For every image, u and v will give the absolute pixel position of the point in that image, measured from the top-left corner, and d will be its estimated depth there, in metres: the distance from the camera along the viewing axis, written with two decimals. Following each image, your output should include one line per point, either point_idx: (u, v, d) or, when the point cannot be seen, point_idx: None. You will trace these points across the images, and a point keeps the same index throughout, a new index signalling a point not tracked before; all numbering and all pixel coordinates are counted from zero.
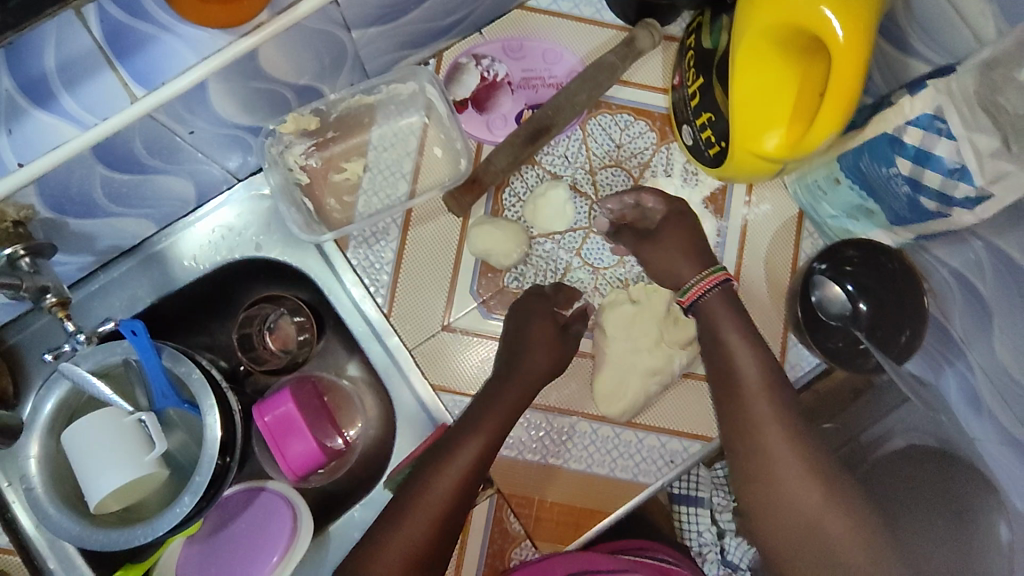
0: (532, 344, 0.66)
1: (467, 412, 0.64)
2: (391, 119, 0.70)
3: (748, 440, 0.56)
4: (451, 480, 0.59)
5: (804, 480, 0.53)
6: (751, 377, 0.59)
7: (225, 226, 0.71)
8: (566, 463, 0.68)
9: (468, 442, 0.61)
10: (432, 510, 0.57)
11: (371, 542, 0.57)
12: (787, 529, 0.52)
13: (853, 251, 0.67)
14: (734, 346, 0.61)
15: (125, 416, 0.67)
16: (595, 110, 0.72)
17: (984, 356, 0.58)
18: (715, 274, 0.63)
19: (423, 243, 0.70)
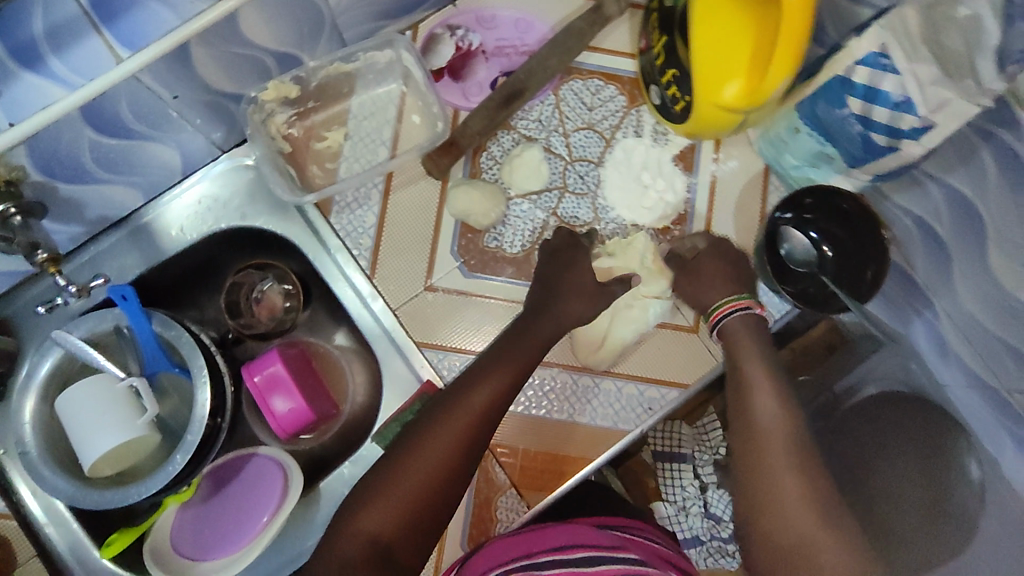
0: (558, 289, 0.67)
1: (496, 347, 0.65)
2: (370, 89, 0.73)
3: (754, 461, 0.58)
4: (476, 406, 0.60)
5: (805, 506, 0.55)
6: (765, 399, 0.60)
7: (210, 196, 0.73)
8: (588, 420, 0.71)
9: (495, 372, 0.62)
10: (454, 430, 0.58)
11: (392, 460, 0.58)
12: (781, 549, 0.54)
13: (810, 198, 0.70)
14: (747, 353, 0.64)
15: (117, 383, 0.68)
16: (567, 76, 0.75)
17: (949, 301, 0.72)
18: (741, 302, 0.66)
19: (404, 206, 0.72)
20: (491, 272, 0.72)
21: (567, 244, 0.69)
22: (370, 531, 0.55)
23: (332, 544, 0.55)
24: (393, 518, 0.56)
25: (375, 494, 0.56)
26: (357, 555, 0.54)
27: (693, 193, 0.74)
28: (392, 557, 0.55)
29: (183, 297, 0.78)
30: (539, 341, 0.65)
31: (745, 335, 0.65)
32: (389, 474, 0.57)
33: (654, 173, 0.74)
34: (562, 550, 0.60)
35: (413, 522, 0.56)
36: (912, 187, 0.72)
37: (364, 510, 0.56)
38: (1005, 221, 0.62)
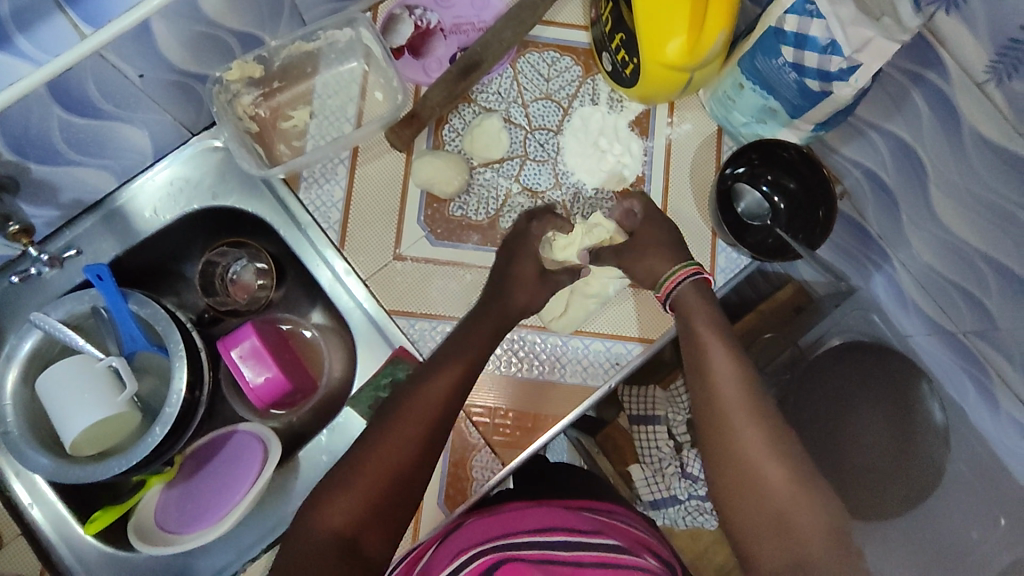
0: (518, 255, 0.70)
1: (449, 343, 0.64)
2: (333, 69, 0.75)
3: (726, 445, 0.56)
4: (433, 396, 0.59)
5: (781, 484, 0.54)
6: (727, 377, 0.58)
7: (182, 178, 0.75)
8: (562, 378, 0.73)
9: (451, 363, 0.61)
10: (414, 422, 0.57)
11: (355, 455, 0.56)
12: (762, 529, 0.53)
13: (755, 153, 0.73)
14: (704, 332, 0.61)
15: (97, 362, 0.70)
16: (523, 50, 0.78)
17: (907, 256, 0.76)
18: (687, 269, 0.65)
19: (370, 179, 0.75)
20: (457, 240, 0.75)
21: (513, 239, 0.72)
22: (337, 523, 0.53)
23: (299, 542, 0.53)
24: (360, 510, 0.53)
25: (340, 487, 0.54)
26: (325, 548, 0.52)
27: (650, 156, 0.77)
28: (362, 549, 0.53)
29: (162, 281, 0.80)
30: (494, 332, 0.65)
31: (697, 298, 0.64)
32: (353, 468, 0.55)
33: (610, 138, 0.77)
34: (541, 531, 0.57)
35: (381, 514, 0.54)
36: (855, 137, 0.74)
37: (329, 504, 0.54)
38: (941, 161, 0.65)
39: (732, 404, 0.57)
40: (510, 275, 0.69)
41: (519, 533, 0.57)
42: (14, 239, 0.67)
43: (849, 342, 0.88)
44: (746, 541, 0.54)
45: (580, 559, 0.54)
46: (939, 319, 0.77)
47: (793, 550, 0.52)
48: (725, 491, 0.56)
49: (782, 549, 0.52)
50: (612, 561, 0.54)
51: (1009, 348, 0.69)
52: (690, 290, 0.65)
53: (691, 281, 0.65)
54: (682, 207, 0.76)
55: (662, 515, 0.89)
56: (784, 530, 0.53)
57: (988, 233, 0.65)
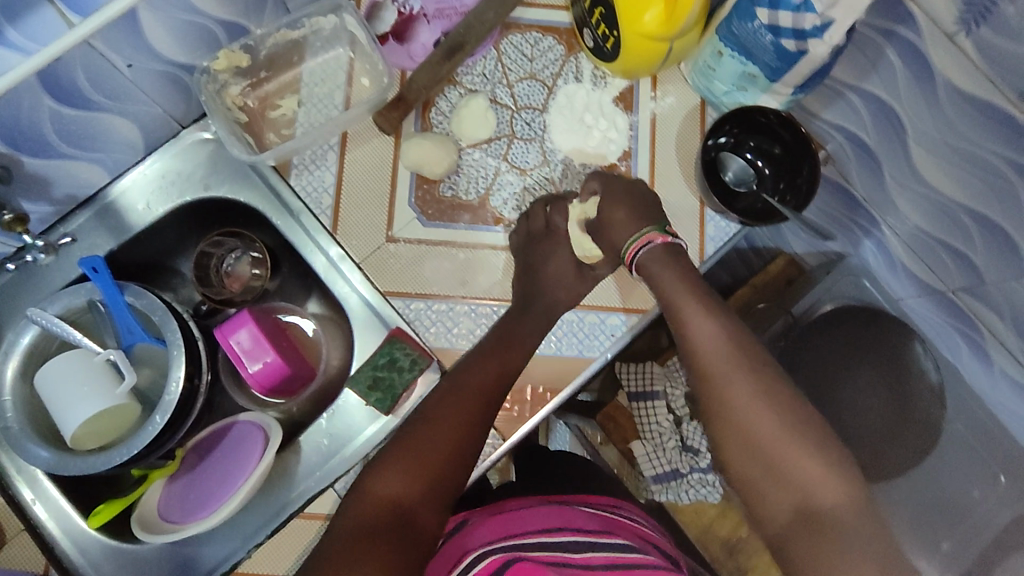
0: (540, 242, 0.73)
1: (486, 341, 0.67)
2: (319, 57, 0.76)
3: (723, 409, 0.58)
4: (478, 388, 0.62)
5: (786, 443, 0.55)
6: (715, 347, 0.59)
7: (173, 171, 0.75)
8: (585, 352, 0.74)
9: (490, 361, 0.65)
10: (460, 410, 0.60)
11: (408, 437, 0.59)
12: (773, 488, 0.55)
13: (730, 124, 0.75)
14: (683, 303, 0.61)
15: (95, 356, 0.70)
16: (506, 32, 0.79)
17: (896, 220, 0.77)
18: (645, 237, 0.65)
19: (360, 163, 0.76)
20: (449, 220, 0.75)
21: (524, 240, 0.73)
22: (391, 494, 0.55)
23: (353, 514, 0.55)
24: (413, 485, 0.56)
25: (395, 461, 0.57)
26: (380, 519, 0.54)
27: (635, 129, 0.78)
28: (416, 522, 0.55)
29: (159, 275, 0.80)
30: (524, 339, 0.68)
31: (668, 261, 0.64)
32: (405, 448, 0.58)
33: (595, 113, 0.78)
34: (549, 532, 0.59)
35: (434, 492, 0.56)
36: (834, 100, 0.75)
37: (383, 476, 0.56)
38: (918, 117, 0.66)
39: (723, 369, 0.58)
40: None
41: (528, 534, 0.59)
42: (9, 228, 0.66)
43: (841, 307, 0.88)
44: (760, 499, 0.56)
45: (588, 561, 0.56)
46: (929, 279, 0.78)
47: (804, 504, 0.54)
48: (733, 455, 0.57)
49: (790, 499, 0.55)
50: (620, 562, 0.56)
51: (997, 301, 0.71)
52: (652, 256, 0.65)
53: (654, 245, 0.65)
54: (670, 178, 0.77)
55: (664, 490, 0.90)
56: (791, 483, 0.55)
57: (969, 186, 0.66)
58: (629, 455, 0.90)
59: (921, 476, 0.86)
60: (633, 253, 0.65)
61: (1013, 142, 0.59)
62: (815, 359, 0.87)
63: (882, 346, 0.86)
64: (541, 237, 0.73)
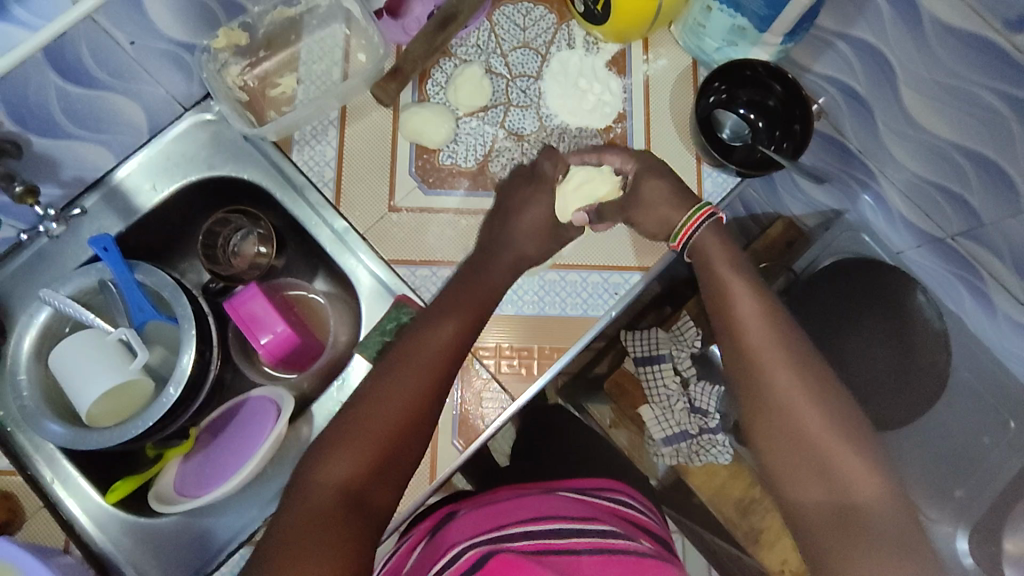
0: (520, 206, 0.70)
1: (439, 301, 0.65)
2: (316, 35, 0.78)
3: (760, 391, 0.56)
4: (432, 354, 0.60)
5: (824, 436, 0.53)
6: (757, 328, 0.58)
7: (177, 153, 0.77)
8: (588, 312, 0.75)
9: (446, 322, 0.62)
10: (424, 373, 0.59)
11: (356, 414, 0.57)
12: (809, 482, 0.53)
13: (719, 82, 0.76)
14: (734, 288, 0.60)
15: (107, 335, 0.71)
16: (498, 3, 0.81)
17: (892, 169, 0.78)
18: (704, 210, 0.65)
19: (360, 136, 0.77)
20: (450, 188, 0.77)
21: (516, 180, 0.73)
22: (340, 479, 0.54)
23: (300, 498, 0.53)
24: (365, 468, 0.55)
25: (341, 443, 0.55)
26: (334, 505, 0.53)
27: (629, 92, 0.79)
28: (370, 504, 0.54)
29: (170, 258, 0.82)
30: (488, 287, 0.66)
31: (717, 244, 0.63)
32: (353, 428, 0.56)
33: (589, 77, 0.79)
34: (530, 523, 0.59)
35: (385, 472, 0.56)
36: (823, 50, 0.76)
37: (330, 460, 0.55)
38: (908, 59, 0.67)
39: (762, 351, 0.57)
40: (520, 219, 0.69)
41: (509, 525, 0.59)
42: (20, 201, 0.66)
43: (843, 261, 0.89)
44: (788, 485, 0.54)
45: (576, 548, 0.56)
46: (927, 227, 0.79)
47: (840, 496, 0.52)
48: (765, 435, 0.55)
49: (823, 495, 0.52)
50: (609, 549, 0.56)
51: (995, 241, 0.72)
52: (706, 236, 0.64)
53: (711, 223, 0.64)
54: (665, 138, 0.79)
55: (675, 453, 0.91)
56: (824, 480, 0.52)
57: (962, 124, 0.67)
58: (640, 419, 0.93)
59: (928, 424, 0.86)
60: (682, 243, 0.65)
61: (1002, 74, 0.60)
62: (821, 314, 0.87)
63: (890, 292, 0.85)
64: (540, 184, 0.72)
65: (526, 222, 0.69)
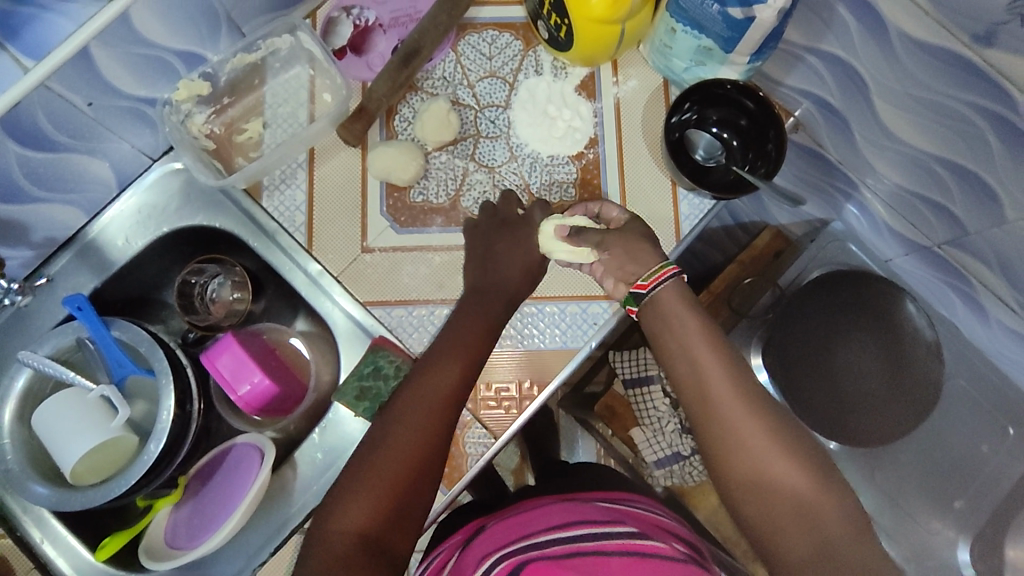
0: (492, 245, 0.71)
1: (440, 342, 0.63)
2: (280, 77, 0.78)
3: (723, 442, 0.52)
4: (437, 397, 0.58)
5: (798, 485, 0.50)
6: (719, 374, 0.54)
7: (149, 205, 0.77)
8: (565, 343, 0.74)
9: (450, 363, 0.60)
10: (434, 413, 0.57)
11: (368, 458, 0.55)
12: (791, 537, 0.50)
13: (690, 103, 0.75)
14: (690, 333, 0.56)
15: (88, 393, 0.71)
16: (462, 33, 0.80)
17: (872, 179, 0.77)
18: (667, 269, 0.59)
19: (329, 178, 0.76)
20: (422, 225, 0.76)
21: (498, 224, 0.73)
22: (357, 525, 0.53)
23: (318, 546, 0.52)
24: (381, 512, 0.53)
25: (357, 488, 0.54)
26: (351, 552, 0.51)
27: (600, 116, 0.78)
28: (387, 549, 0.53)
29: (151, 309, 0.81)
30: (490, 321, 0.66)
31: (681, 301, 0.57)
32: (366, 473, 0.54)
33: (558, 104, 0.78)
34: (558, 528, 0.56)
35: (400, 515, 0.54)
36: (794, 64, 0.74)
37: (343, 507, 0.53)
38: (878, 72, 0.65)
39: (723, 400, 0.53)
40: (496, 256, 0.70)
41: (536, 533, 0.56)
42: None
43: (830, 275, 0.84)
44: (774, 542, 0.50)
45: (601, 547, 0.53)
46: (913, 236, 0.78)
47: (823, 546, 0.49)
48: (737, 487, 0.52)
49: (806, 548, 0.49)
50: (637, 549, 0.52)
51: (981, 249, 0.70)
52: (668, 292, 0.58)
53: (673, 280, 0.58)
54: (638, 161, 0.77)
55: (669, 474, 0.92)
56: (806, 531, 0.50)
57: (939, 136, 0.65)
58: (632, 441, 0.94)
59: (927, 434, 0.85)
60: (653, 284, 0.58)
61: (972, 86, 0.59)
62: (809, 328, 0.83)
63: (871, 304, 0.82)
64: (515, 223, 0.72)
65: (507, 258, 0.70)
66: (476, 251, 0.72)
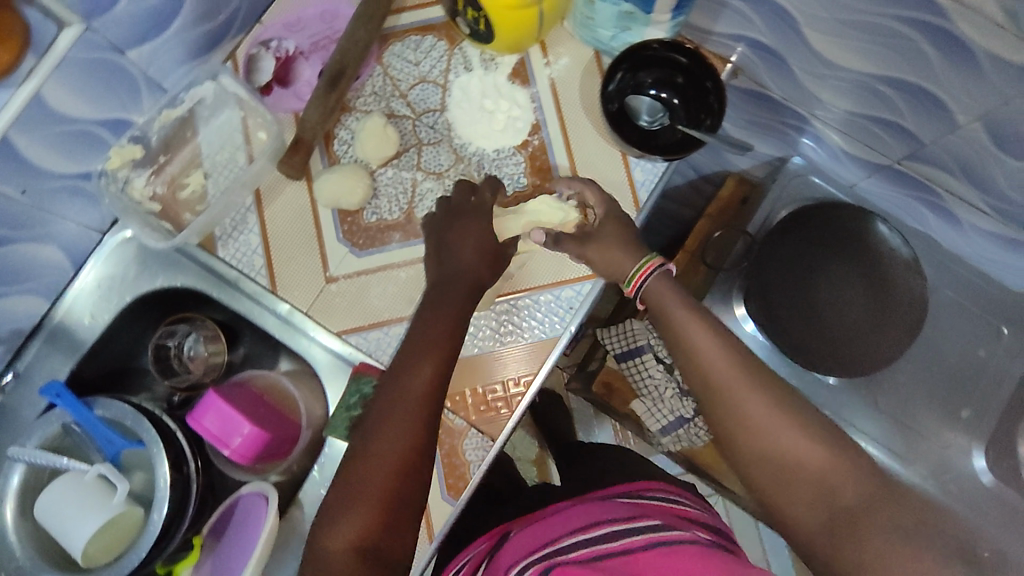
0: (448, 234, 0.70)
1: (411, 340, 0.61)
2: (211, 125, 0.76)
3: (723, 414, 0.54)
4: (416, 399, 0.56)
5: (800, 448, 0.51)
6: (710, 348, 0.55)
7: (108, 277, 0.76)
8: (545, 333, 0.73)
9: (424, 360, 0.58)
10: (414, 416, 0.55)
11: (352, 475, 0.53)
12: (798, 499, 0.50)
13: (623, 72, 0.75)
14: (680, 316, 0.58)
15: (84, 476, 0.70)
16: (385, 44, 0.79)
17: (821, 110, 0.75)
18: (654, 261, 0.62)
19: (280, 215, 0.75)
20: (381, 244, 0.75)
21: (448, 213, 0.71)
22: (355, 543, 0.51)
23: (317, 570, 0.51)
24: (374, 526, 0.52)
25: (347, 505, 0.52)
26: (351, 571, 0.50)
27: (537, 100, 0.77)
28: (388, 558, 0.52)
29: (132, 378, 0.80)
30: (457, 312, 0.63)
31: (669, 289, 0.60)
32: (352, 489, 0.53)
33: (493, 97, 0.77)
34: (587, 529, 0.54)
35: (397, 524, 0.53)
36: (720, 11, 0.72)
37: (337, 525, 0.52)
38: (805, 5, 0.62)
39: (717, 373, 0.54)
40: (453, 247, 0.68)
41: (561, 538, 0.54)
42: None
43: (799, 212, 0.83)
44: (782, 508, 0.51)
45: (633, 544, 0.51)
46: (871, 156, 0.77)
47: (829, 502, 0.49)
48: (742, 457, 0.53)
49: (812, 505, 0.50)
50: (666, 541, 0.51)
51: (941, 158, 0.69)
52: (658, 286, 0.61)
53: (660, 273, 0.62)
54: (584, 138, 0.76)
55: (676, 438, 0.91)
56: (813, 490, 0.50)
57: (875, 56, 0.63)
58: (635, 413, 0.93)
59: (926, 347, 0.85)
60: (638, 284, 0.62)
61: (898, 1, 0.55)
62: (791, 267, 0.82)
63: (848, 234, 0.82)
64: (471, 206, 0.71)
65: (465, 245, 0.68)
66: (438, 243, 0.70)
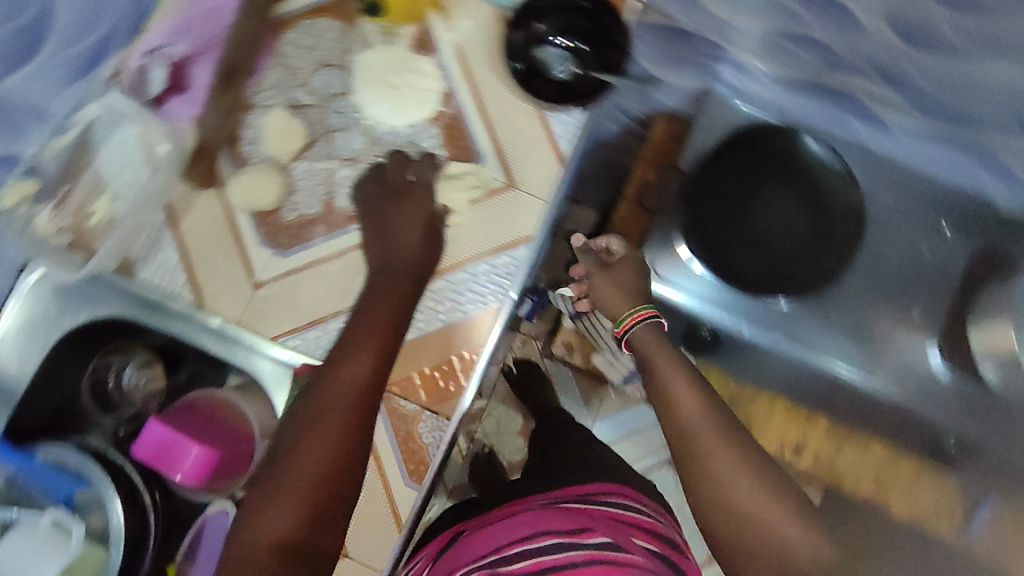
0: (391, 214, 0.72)
1: (345, 336, 0.59)
2: (110, 144, 0.71)
3: (693, 464, 0.59)
4: (348, 391, 0.54)
5: (759, 510, 0.56)
6: (690, 404, 0.60)
7: (28, 319, 0.72)
8: (477, 311, 0.88)
9: (359, 353, 0.56)
10: (343, 409, 0.53)
11: (276, 472, 0.51)
12: (754, 557, 0.56)
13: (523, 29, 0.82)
14: (666, 371, 0.62)
15: (38, 524, 0.63)
16: (280, 33, 0.84)
17: None
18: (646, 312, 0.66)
19: (198, 226, 0.85)
20: (305, 240, 0.86)
21: (389, 189, 0.75)
22: (277, 536, 0.49)
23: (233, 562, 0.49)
24: (298, 519, 0.49)
25: (270, 501, 0.50)
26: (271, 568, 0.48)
27: (445, 69, 0.87)
28: (313, 553, 0.50)
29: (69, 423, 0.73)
30: (392, 311, 0.62)
31: (656, 339, 0.65)
32: (277, 485, 0.50)
33: (395, 73, 0.86)
34: (524, 539, 0.53)
35: (324, 519, 0.50)
36: None
37: (259, 520, 0.49)
38: None
39: (692, 426, 0.59)
40: (394, 216, 0.71)
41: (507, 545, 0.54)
42: None
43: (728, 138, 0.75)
44: (737, 562, 0.57)
45: (566, 560, 0.49)
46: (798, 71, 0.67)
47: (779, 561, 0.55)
48: (704, 509, 0.58)
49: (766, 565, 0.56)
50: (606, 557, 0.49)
51: None
52: (643, 335, 0.65)
53: (649, 322, 0.66)
54: (488, 107, 0.87)
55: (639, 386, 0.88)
56: (766, 550, 0.56)
57: None
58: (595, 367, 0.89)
59: None
60: (627, 328, 0.66)
61: None
62: (723, 193, 0.73)
63: (783, 156, 0.73)
64: (407, 187, 0.74)
65: (402, 223, 0.70)
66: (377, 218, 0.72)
